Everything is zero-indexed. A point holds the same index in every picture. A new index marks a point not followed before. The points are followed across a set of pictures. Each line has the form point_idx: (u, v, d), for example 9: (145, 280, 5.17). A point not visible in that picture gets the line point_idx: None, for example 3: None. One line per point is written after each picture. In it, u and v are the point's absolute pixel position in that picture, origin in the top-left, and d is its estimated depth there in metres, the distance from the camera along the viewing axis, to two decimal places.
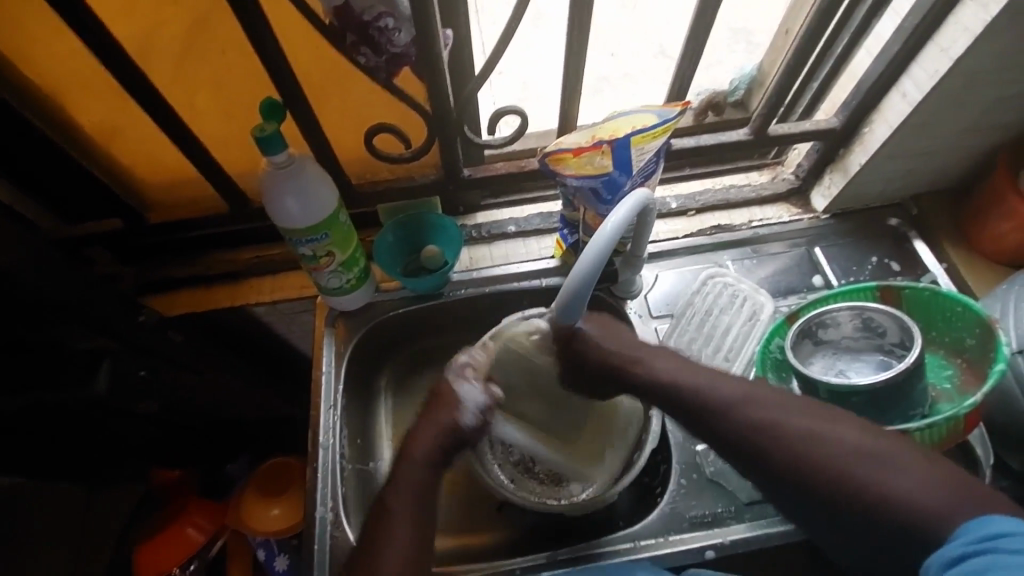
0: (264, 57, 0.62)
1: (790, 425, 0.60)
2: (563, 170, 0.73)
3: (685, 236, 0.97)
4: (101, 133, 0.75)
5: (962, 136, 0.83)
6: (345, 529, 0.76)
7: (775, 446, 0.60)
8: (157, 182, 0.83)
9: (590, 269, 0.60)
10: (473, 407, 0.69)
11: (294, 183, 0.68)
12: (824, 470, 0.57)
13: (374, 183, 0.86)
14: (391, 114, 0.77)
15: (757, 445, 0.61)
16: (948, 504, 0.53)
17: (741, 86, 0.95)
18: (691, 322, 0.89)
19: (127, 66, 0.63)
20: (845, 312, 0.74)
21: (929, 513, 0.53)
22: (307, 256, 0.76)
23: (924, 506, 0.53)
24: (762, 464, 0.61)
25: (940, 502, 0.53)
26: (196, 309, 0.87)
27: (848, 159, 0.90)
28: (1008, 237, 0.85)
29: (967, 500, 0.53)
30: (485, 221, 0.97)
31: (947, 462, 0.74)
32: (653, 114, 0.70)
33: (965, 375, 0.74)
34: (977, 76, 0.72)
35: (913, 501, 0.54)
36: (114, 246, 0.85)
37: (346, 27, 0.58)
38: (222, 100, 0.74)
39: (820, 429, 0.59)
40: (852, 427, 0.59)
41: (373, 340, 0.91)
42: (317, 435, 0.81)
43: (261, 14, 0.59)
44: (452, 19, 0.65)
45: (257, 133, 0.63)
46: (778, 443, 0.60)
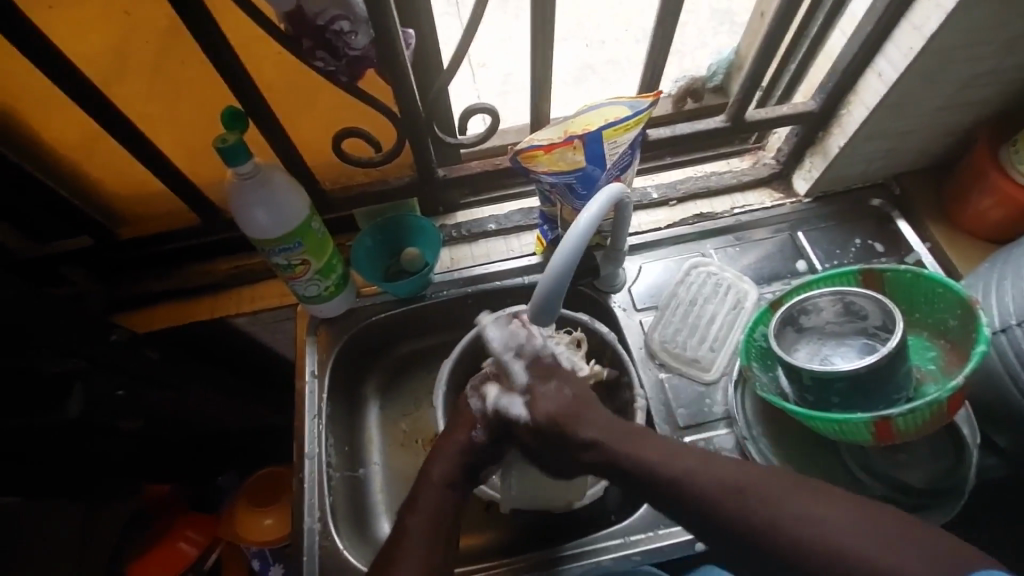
0: (221, 64, 0.61)
1: (760, 505, 0.54)
2: (536, 167, 0.71)
3: (668, 226, 0.96)
4: (64, 150, 0.73)
5: (941, 114, 0.82)
6: (333, 538, 0.76)
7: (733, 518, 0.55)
8: (124, 196, 0.82)
9: (563, 271, 0.58)
10: (478, 416, 0.70)
11: (260, 192, 0.67)
12: (815, 554, 0.51)
13: (345, 189, 0.84)
14: (360, 118, 0.76)
15: (752, 552, 0.54)
16: (945, 570, 0.47)
17: (720, 71, 0.94)
18: (676, 313, 0.88)
19: (79, 81, 0.62)
20: (827, 298, 0.73)
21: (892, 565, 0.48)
22: (282, 265, 0.74)
23: (892, 564, 0.48)
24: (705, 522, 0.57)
25: (932, 565, 0.47)
26: (170, 323, 0.88)
27: (827, 141, 0.88)
28: (991, 214, 0.84)
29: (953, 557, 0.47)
30: (466, 220, 0.96)
31: (932, 441, 0.74)
32: (625, 106, 0.69)
33: (949, 355, 0.73)
34: (951, 54, 0.71)
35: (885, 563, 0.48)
36: (87, 263, 0.83)
37: (301, 31, 0.56)
38: (186, 111, 0.73)
39: (819, 514, 0.52)
40: (845, 506, 0.52)
41: (356, 347, 0.90)
42: (302, 444, 0.80)
43: (212, 20, 0.58)
44: (413, 19, 0.63)
45: (219, 143, 0.62)
46: (756, 526, 0.54)
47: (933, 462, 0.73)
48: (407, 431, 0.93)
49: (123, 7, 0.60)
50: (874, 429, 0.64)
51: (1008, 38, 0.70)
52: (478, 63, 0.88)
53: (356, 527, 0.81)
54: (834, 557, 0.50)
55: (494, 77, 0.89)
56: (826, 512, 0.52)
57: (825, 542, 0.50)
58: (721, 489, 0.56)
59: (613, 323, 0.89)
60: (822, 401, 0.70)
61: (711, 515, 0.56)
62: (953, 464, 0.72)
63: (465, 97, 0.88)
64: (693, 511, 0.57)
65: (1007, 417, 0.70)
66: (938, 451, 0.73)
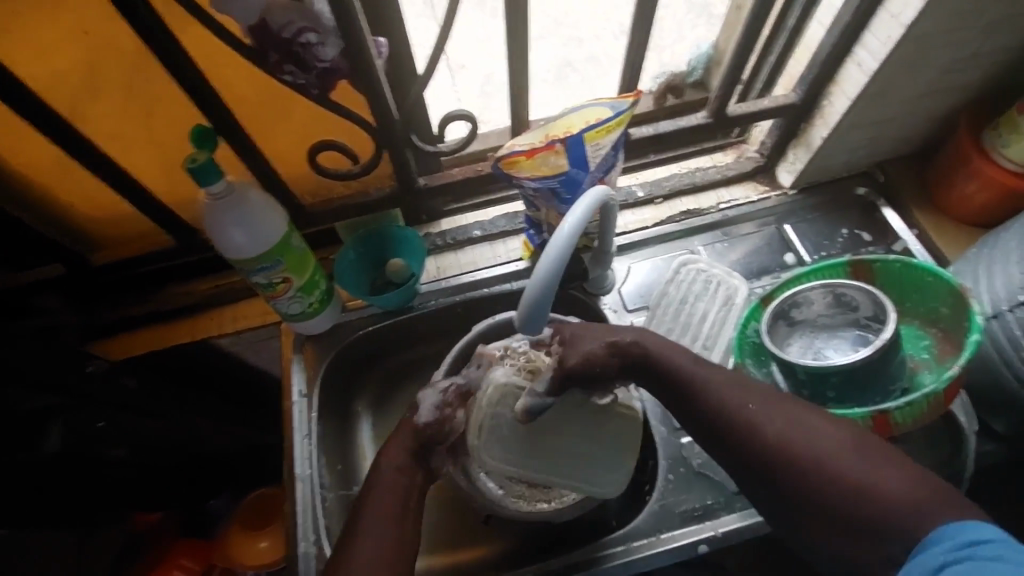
0: (187, 82, 0.59)
1: (771, 424, 0.58)
2: (517, 173, 0.70)
3: (655, 225, 0.95)
4: (29, 177, 0.70)
5: (922, 100, 0.82)
6: (329, 561, 0.74)
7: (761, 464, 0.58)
8: (95, 221, 0.80)
9: (549, 279, 0.57)
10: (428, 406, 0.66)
11: (235, 211, 0.65)
12: (828, 490, 0.55)
13: (324, 202, 0.82)
14: (336, 130, 0.74)
15: (776, 482, 0.57)
16: (923, 503, 0.52)
17: (699, 66, 0.93)
18: (667, 312, 0.87)
19: (39, 107, 0.60)
20: (817, 291, 0.72)
21: (900, 509, 0.52)
22: (262, 284, 0.72)
23: (899, 504, 0.52)
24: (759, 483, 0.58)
25: (904, 498, 0.53)
26: (151, 349, 0.86)
27: (810, 132, 0.88)
28: (975, 198, 0.84)
29: (947, 506, 0.52)
30: (450, 227, 0.94)
31: (929, 433, 0.73)
32: (606, 107, 0.68)
33: (942, 344, 0.73)
34: (930, 41, 0.70)
35: (887, 497, 0.53)
36: (60, 292, 0.81)
37: (267, 46, 0.54)
38: (153, 131, 0.70)
39: (816, 434, 0.57)
40: (843, 432, 0.57)
41: (344, 363, 0.88)
42: (294, 466, 0.79)
43: (174, 38, 0.55)
44: (384, 26, 0.61)
45: (189, 163, 0.60)
46: (760, 442, 0.58)
47: (929, 450, 0.72)
48: None
49: (82, 26, 0.57)
50: (872, 423, 0.64)
51: (986, 22, 0.70)
52: (457, 64, 0.83)
53: None
54: (841, 485, 0.54)
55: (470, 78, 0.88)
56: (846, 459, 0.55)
57: (833, 479, 0.55)
58: (728, 394, 0.61)
59: (603, 325, 0.88)
60: (818, 397, 0.69)
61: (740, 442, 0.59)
62: (949, 453, 0.72)
63: (444, 101, 0.85)
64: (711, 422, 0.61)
65: (1003, 403, 0.70)
66: (934, 441, 0.73)
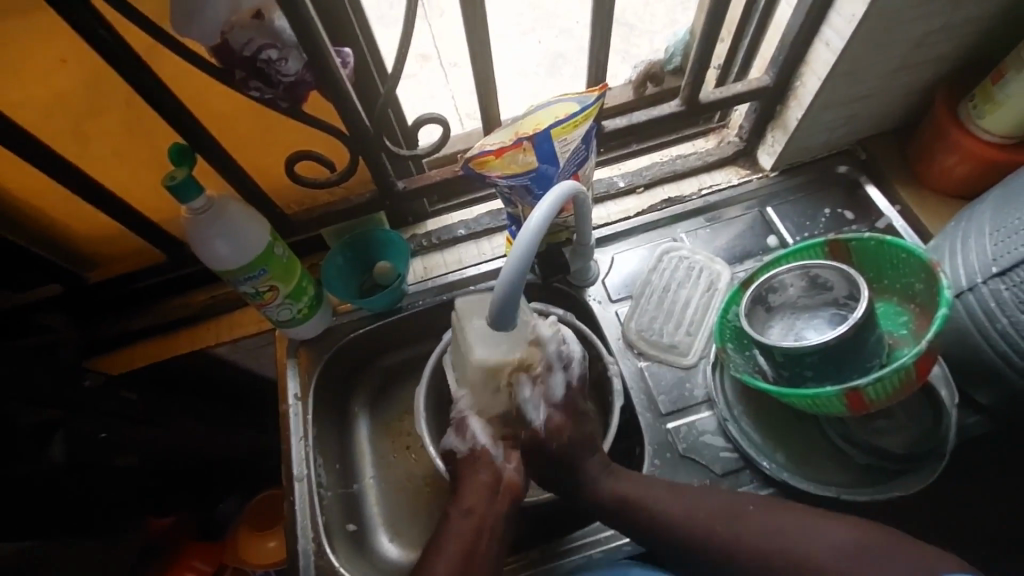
0: (157, 102, 0.61)
1: (761, 535, 0.63)
2: (490, 172, 0.71)
3: (637, 215, 0.96)
4: (21, 203, 0.73)
5: (896, 76, 0.82)
6: (329, 556, 0.77)
7: (765, 557, 0.62)
8: (89, 240, 0.83)
9: (518, 274, 0.58)
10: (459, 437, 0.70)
11: (216, 224, 0.67)
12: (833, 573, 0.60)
13: (308, 210, 0.84)
14: (312, 140, 0.76)
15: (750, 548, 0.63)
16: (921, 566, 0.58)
17: (677, 53, 0.94)
18: (650, 301, 0.88)
19: (20, 137, 0.62)
20: (792, 274, 0.73)
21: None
22: (250, 294, 0.75)
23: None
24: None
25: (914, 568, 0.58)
26: (154, 358, 0.89)
27: (786, 115, 0.88)
28: (955, 170, 0.84)
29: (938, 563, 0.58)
30: (435, 227, 0.96)
31: (910, 405, 0.75)
32: (573, 102, 0.69)
33: (919, 319, 0.73)
34: (896, 16, 0.70)
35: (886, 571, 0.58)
36: (62, 309, 0.84)
37: (231, 64, 0.56)
38: (134, 151, 0.73)
39: (820, 543, 0.61)
40: (839, 530, 0.62)
41: (337, 366, 0.90)
42: (291, 467, 0.81)
43: (142, 62, 0.57)
44: (347, 37, 0.63)
45: (168, 181, 0.62)
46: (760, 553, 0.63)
47: (911, 425, 0.74)
48: (399, 438, 0.93)
49: (57, 55, 0.60)
50: (846, 401, 0.64)
51: None
52: (449, 63, 0.95)
53: (353, 542, 0.82)
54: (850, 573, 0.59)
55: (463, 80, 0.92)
56: (798, 538, 0.62)
57: (827, 572, 0.60)
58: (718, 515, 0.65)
59: (589, 316, 0.89)
60: (797, 377, 0.70)
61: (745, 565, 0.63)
62: (931, 426, 0.73)
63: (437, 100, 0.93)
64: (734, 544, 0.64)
65: (983, 376, 0.70)
66: (915, 414, 0.74)
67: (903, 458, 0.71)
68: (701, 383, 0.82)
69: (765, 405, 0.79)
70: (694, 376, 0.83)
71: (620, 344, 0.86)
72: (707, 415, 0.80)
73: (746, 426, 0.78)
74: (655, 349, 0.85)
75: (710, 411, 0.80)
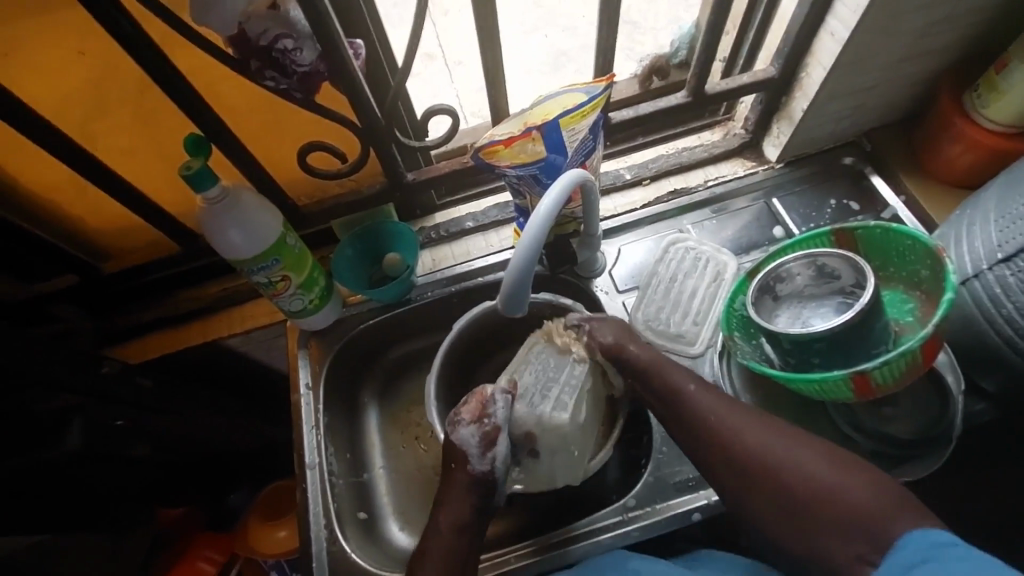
0: (175, 93, 0.62)
1: (742, 437, 0.64)
2: (499, 162, 0.72)
3: (643, 207, 0.96)
4: (40, 194, 0.75)
5: (901, 66, 0.82)
6: (341, 543, 0.78)
7: (742, 475, 0.62)
8: (105, 232, 0.84)
9: (528, 260, 0.59)
10: (475, 449, 0.69)
11: (231, 214, 0.68)
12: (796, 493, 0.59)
13: (318, 203, 0.86)
14: (324, 132, 0.77)
15: (731, 464, 0.63)
16: (887, 513, 0.56)
17: (682, 47, 0.95)
18: (657, 291, 0.89)
19: (41, 128, 0.63)
20: (798, 262, 0.73)
21: (865, 514, 0.56)
22: (263, 284, 0.76)
23: (869, 515, 0.56)
24: (746, 489, 0.62)
25: (881, 511, 0.56)
26: (167, 350, 0.90)
27: (791, 106, 0.89)
28: (960, 160, 0.85)
29: (906, 514, 0.56)
30: (443, 220, 0.97)
31: (917, 392, 0.75)
32: (581, 93, 0.70)
33: (925, 306, 0.73)
34: (901, 6, 0.71)
35: (852, 505, 0.57)
36: (80, 300, 0.86)
37: (247, 54, 0.57)
38: (151, 144, 0.74)
39: (798, 453, 0.61)
40: (819, 453, 0.61)
41: (347, 355, 0.91)
42: (302, 455, 0.82)
43: (160, 53, 0.59)
44: (359, 29, 0.64)
45: (185, 170, 0.63)
46: (735, 457, 0.63)
47: (919, 411, 0.74)
48: (409, 427, 0.95)
49: (77, 48, 0.61)
50: (853, 385, 0.65)
51: None
52: (455, 61, 0.91)
53: (364, 530, 0.83)
54: (812, 495, 0.59)
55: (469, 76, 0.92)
56: (774, 447, 0.62)
57: (796, 479, 0.60)
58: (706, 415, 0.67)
59: (596, 307, 0.90)
60: (804, 363, 0.71)
61: (728, 460, 0.64)
62: (938, 413, 0.73)
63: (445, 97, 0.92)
64: (721, 459, 0.64)
65: (990, 362, 0.70)
66: (922, 400, 0.74)
67: (909, 444, 0.72)
68: (708, 371, 0.82)
69: (773, 393, 0.80)
70: (702, 365, 0.83)
71: None
72: None
73: None
74: (663, 339, 0.85)
75: None
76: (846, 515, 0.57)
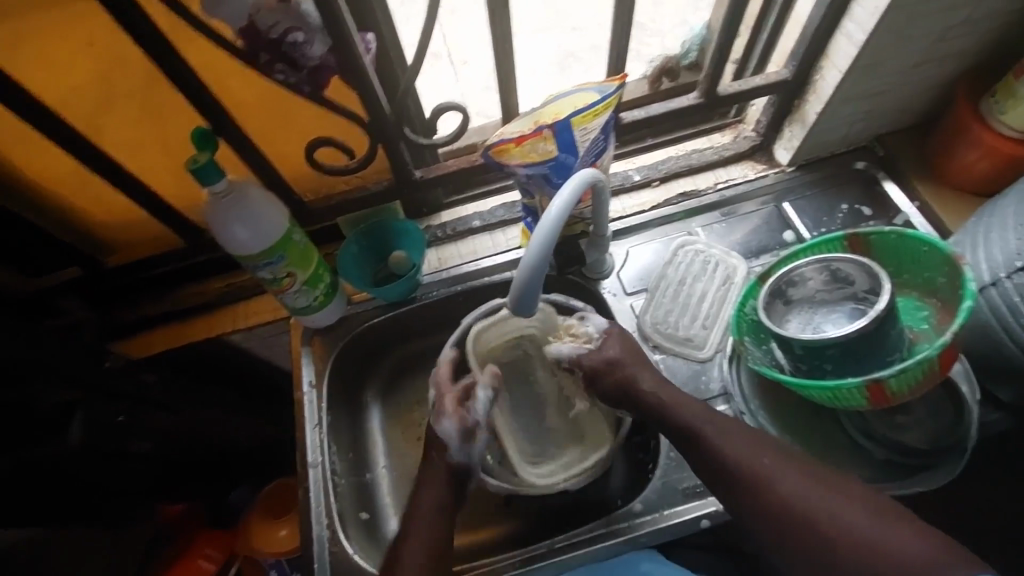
0: (182, 84, 0.61)
1: (779, 485, 0.61)
2: (509, 160, 0.71)
3: (652, 209, 0.95)
4: (45, 185, 0.74)
5: (916, 71, 0.81)
6: (343, 544, 0.77)
7: (781, 524, 0.60)
8: (109, 225, 0.83)
9: (539, 261, 0.58)
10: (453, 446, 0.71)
11: (237, 209, 0.67)
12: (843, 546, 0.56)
13: (325, 198, 0.85)
14: (332, 127, 0.76)
15: (767, 513, 0.61)
16: (940, 564, 0.53)
17: (693, 48, 0.94)
18: (666, 294, 0.88)
19: (47, 118, 0.62)
20: (812, 267, 0.72)
21: (918, 565, 0.53)
22: (268, 280, 0.75)
23: (922, 566, 0.53)
24: (785, 540, 0.59)
25: (934, 561, 0.53)
26: (172, 345, 0.90)
27: (804, 109, 0.88)
28: (975, 166, 0.84)
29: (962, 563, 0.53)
30: (450, 218, 0.96)
31: (929, 400, 0.74)
32: (593, 92, 0.69)
33: (940, 313, 0.72)
34: (919, 8, 0.70)
35: (902, 555, 0.54)
36: (83, 293, 0.85)
37: (257, 46, 0.57)
38: (157, 136, 0.73)
39: (839, 503, 0.59)
40: (860, 501, 0.58)
41: (351, 353, 0.90)
42: (305, 454, 0.81)
43: (168, 43, 0.58)
44: (370, 23, 0.63)
45: (191, 164, 0.63)
46: (774, 506, 0.60)
47: (932, 420, 0.73)
48: (411, 427, 0.94)
49: (84, 38, 0.60)
50: (867, 393, 0.63)
51: None
52: (460, 60, 0.87)
53: (366, 530, 0.82)
54: (856, 548, 0.56)
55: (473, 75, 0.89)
56: (816, 495, 0.59)
57: (839, 531, 0.57)
58: (745, 464, 0.63)
59: (604, 309, 0.89)
60: (815, 369, 0.69)
61: (764, 516, 0.61)
62: (952, 422, 0.72)
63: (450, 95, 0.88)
64: (756, 509, 0.61)
65: (1006, 371, 0.69)
66: (935, 409, 0.73)
67: (921, 452, 0.71)
68: (716, 376, 0.81)
69: (783, 399, 0.79)
70: (710, 369, 0.82)
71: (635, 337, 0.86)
72: (723, 409, 0.79)
73: (763, 419, 0.77)
74: (671, 342, 0.84)
75: (726, 405, 0.79)
76: (900, 569, 0.54)
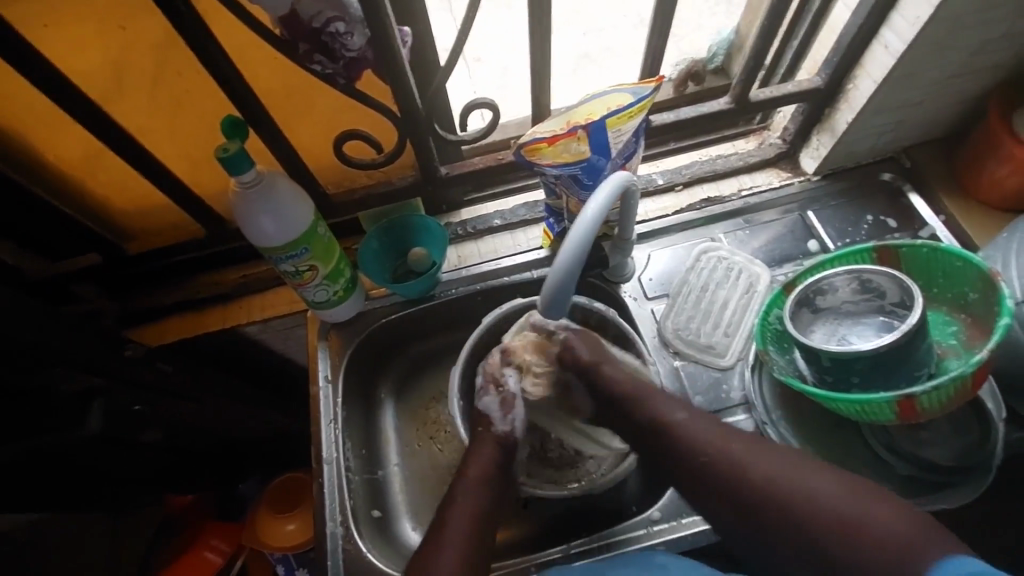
0: (216, 72, 0.60)
1: (748, 463, 0.61)
2: (540, 160, 0.70)
3: (675, 214, 0.94)
4: (68, 169, 0.73)
5: (950, 83, 0.80)
6: (356, 542, 0.76)
7: (749, 503, 0.59)
8: (130, 212, 0.82)
9: (573, 262, 0.57)
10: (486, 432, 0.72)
11: (264, 200, 0.66)
12: (820, 525, 0.56)
13: (347, 192, 0.85)
14: (361, 120, 0.76)
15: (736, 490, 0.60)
16: (913, 540, 0.52)
17: (720, 52, 0.93)
18: (688, 300, 0.87)
19: (77, 101, 0.61)
20: (842, 277, 0.71)
21: (891, 546, 0.53)
22: (290, 273, 0.74)
23: (895, 544, 0.53)
24: (753, 516, 0.59)
25: (907, 538, 0.53)
26: (185, 335, 0.88)
27: (834, 118, 0.87)
28: (1005, 182, 0.83)
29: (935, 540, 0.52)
30: (470, 216, 0.95)
31: (954, 417, 0.74)
32: (628, 93, 0.68)
33: (970, 330, 0.71)
34: (961, 20, 0.69)
35: (875, 534, 0.54)
36: (101, 279, 0.84)
37: (296, 36, 0.56)
38: (184, 123, 0.73)
39: (807, 480, 0.58)
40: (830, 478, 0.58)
41: (368, 348, 0.89)
42: (320, 449, 0.81)
43: (206, 29, 0.57)
44: (408, 16, 0.62)
45: (221, 152, 0.62)
46: (746, 484, 0.60)
47: (957, 438, 0.72)
48: (424, 425, 0.93)
49: (118, 21, 0.59)
50: (897, 408, 0.63)
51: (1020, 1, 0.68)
52: (472, 57, 0.86)
53: (378, 528, 0.81)
54: (827, 521, 0.55)
55: (488, 71, 0.87)
56: (785, 472, 0.59)
57: (810, 507, 0.57)
58: (713, 443, 0.63)
59: (625, 313, 0.88)
60: (842, 382, 0.69)
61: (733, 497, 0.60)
62: (977, 441, 0.71)
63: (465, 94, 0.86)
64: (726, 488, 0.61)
65: None
66: (960, 427, 0.73)
67: (945, 470, 0.70)
68: (738, 385, 0.81)
69: (805, 411, 0.78)
70: (731, 378, 0.81)
71: (656, 342, 0.85)
72: (744, 419, 0.79)
73: (784, 430, 0.77)
74: (692, 349, 0.84)
75: (747, 414, 0.79)
76: (867, 542, 0.53)
